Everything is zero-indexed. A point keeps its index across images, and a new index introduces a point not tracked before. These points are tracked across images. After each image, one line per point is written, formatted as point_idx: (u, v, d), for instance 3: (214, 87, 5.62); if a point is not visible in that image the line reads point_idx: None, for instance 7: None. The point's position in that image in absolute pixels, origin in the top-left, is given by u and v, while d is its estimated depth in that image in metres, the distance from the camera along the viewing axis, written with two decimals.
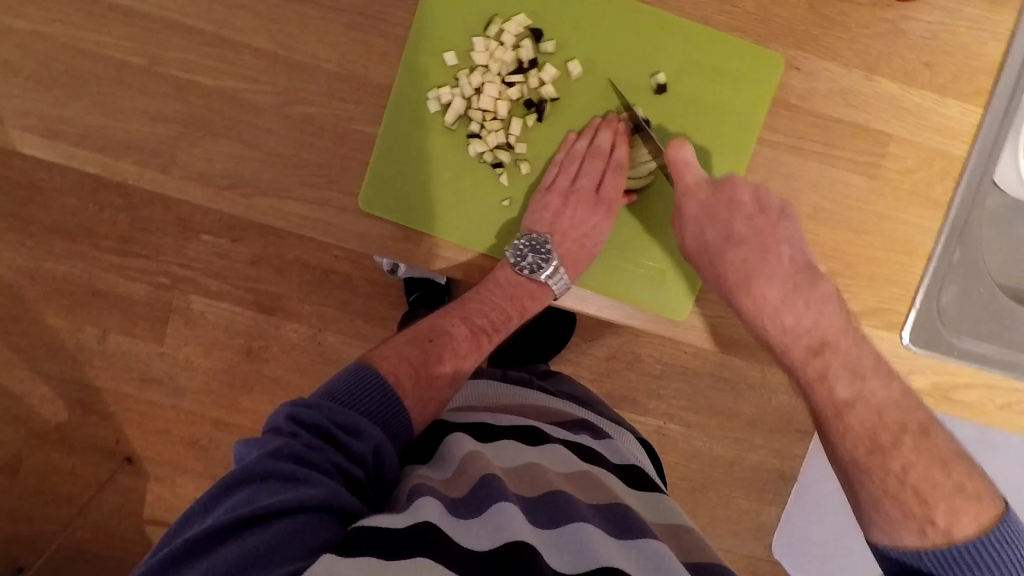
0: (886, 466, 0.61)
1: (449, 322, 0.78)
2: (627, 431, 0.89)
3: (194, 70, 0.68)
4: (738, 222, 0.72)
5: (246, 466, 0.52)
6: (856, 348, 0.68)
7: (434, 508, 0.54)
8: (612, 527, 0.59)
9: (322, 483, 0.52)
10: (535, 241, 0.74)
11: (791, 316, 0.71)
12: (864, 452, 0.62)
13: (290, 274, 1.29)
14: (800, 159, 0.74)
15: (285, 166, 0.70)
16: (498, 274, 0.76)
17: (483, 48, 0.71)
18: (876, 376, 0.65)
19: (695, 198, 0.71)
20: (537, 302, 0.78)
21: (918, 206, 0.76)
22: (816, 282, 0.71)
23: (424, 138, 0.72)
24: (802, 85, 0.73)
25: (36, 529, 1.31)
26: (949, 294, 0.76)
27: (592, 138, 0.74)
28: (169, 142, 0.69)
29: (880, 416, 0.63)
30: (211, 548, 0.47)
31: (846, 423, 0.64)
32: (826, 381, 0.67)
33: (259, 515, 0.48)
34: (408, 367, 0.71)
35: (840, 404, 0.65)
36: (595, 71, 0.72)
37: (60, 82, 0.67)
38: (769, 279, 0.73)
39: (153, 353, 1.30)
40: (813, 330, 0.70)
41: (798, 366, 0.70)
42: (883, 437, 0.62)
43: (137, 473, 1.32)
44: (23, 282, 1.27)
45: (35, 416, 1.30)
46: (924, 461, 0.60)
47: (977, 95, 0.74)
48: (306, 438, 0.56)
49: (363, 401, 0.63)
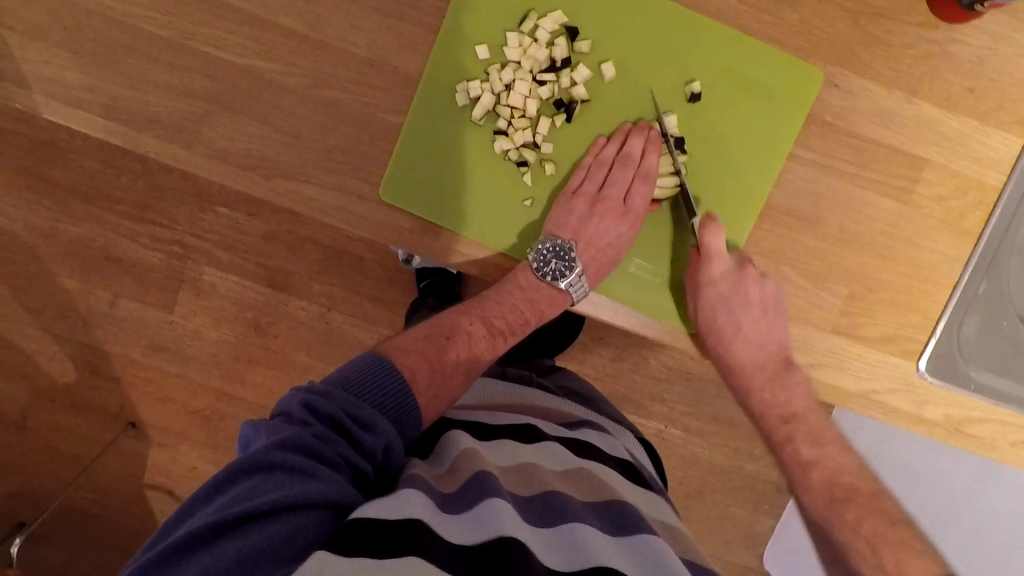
0: (846, 517, 0.72)
1: (467, 323, 0.76)
2: (628, 431, 0.89)
3: (222, 46, 0.67)
4: (743, 318, 0.73)
5: (256, 455, 0.51)
6: (820, 421, 0.77)
7: (425, 503, 0.53)
8: (607, 524, 0.59)
9: (329, 480, 0.52)
10: (560, 246, 0.72)
11: (768, 394, 0.77)
12: (822, 503, 0.74)
13: (304, 253, 1.28)
14: (829, 178, 0.73)
15: (307, 149, 0.69)
16: (519, 276, 0.74)
17: (516, 44, 0.69)
18: (835, 444, 0.77)
19: (715, 287, 0.72)
20: (555, 308, 0.76)
21: (947, 234, 0.74)
22: (792, 370, 0.75)
23: (450, 131, 0.71)
24: (838, 102, 0.72)
25: (37, 486, 1.33)
26: (971, 325, 0.75)
27: (622, 144, 0.72)
28: (192, 116, 0.68)
29: (837, 475, 0.75)
30: (213, 541, 0.47)
31: (808, 479, 0.75)
32: (792, 443, 0.77)
33: (266, 509, 0.48)
34: (425, 363, 0.70)
35: (805, 464, 0.76)
36: (629, 75, 0.71)
37: (88, 49, 0.67)
38: (756, 367, 0.77)
39: (162, 321, 1.30)
40: (786, 406, 0.77)
41: (767, 428, 0.79)
42: (839, 491, 0.74)
43: (140, 439, 1.33)
44: (39, 242, 1.27)
45: (43, 375, 1.31)
46: (872, 515, 0.71)
47: (1018, 125, 0.72)
48: (317, 429, 0.55)
49: (378, 393, 0.63)
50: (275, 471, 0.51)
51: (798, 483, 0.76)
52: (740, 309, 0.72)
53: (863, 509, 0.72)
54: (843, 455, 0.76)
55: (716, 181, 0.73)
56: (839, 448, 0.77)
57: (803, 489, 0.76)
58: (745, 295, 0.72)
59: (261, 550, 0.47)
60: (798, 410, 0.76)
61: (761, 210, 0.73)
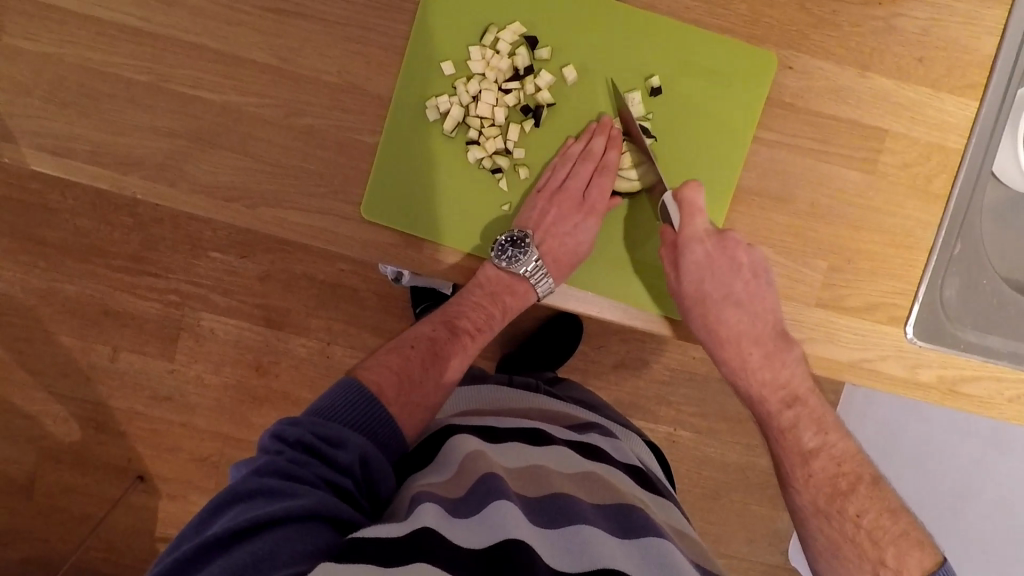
0: (846, 509, 0.71)
1: (429, 328, 0.78)
2: (635, 434, 0.89)
3: (199, 86, 0.70)
4: (735, 284, 0.73)
5: (233, 488, 0.53)
6: (820, 406, 0.76)
7: (435, 512, 0.54)
8: (617, 526, 0.58)
9: (306, 494, 0.52)
10: (516, 237, 0.74)
11: (766, 372, 0.76)
12: (826, 497, 0.72)
13: (297, 288, 1.30)
14: (796, 157, 0.75)
15: (288, 177, 0.72)
16: (479, 274, 0.76)
17: (479, 57, 0.73)
18: (837, 431, 0.75)
19: (702, 243, 0.72)
20: (519, 298, 0.78)
21: (918, 200, 0.76)
22: (790, 346, 0.74)
23: (423, 146, 0.73)
24: (796, 84, 0.74)
25: (51, 548, 1.32)
26: (952, 286, 0.76)
27: (586, 144, 0.75)
28: (175, 156, 0.71)
29: (839, 464, 0.73)
30: (200, 565, 0.48)
31: (810, 469, 0.73)
32: (795, 431, 0.75)
33: (245, 528, 0.49)
34: (391, 375, 0.71)
35: (807, 453, 0.74)
36: (590, 75, 0.73)
37: (72, 101, 0.69)
38: (752, 339, 0.76)
39: (163, 369, 1.31)
40: (786, 385, 0.75)
41: (771, 415, 0.77)
42: (842, 483, 0.72)
43: (149, 491, 1.33)
44: (37, 303, 1.29)
45: (49, 435, 1.32)
46: (877, 508, 0.70)
47: (973, 88, 0.75)
48: (289, 454, 0.57)
49: (345, 410, 0.64)
50: (252, 497, 0.52)
51: (798, 474, 0.74)
52: (728, 273, 0.73)
53: (865, 500, 0.71)
54: (847, 441, 0.74)
55: (685, 168, 0.75)
56: (842, 435, 0.75)
57: (803, 479, 0.73)
58: (733, 259, 0.73)
59: (244, 565, 0.47)
60: (798, 391, 0.75)
61: (733, 195, 0.75)
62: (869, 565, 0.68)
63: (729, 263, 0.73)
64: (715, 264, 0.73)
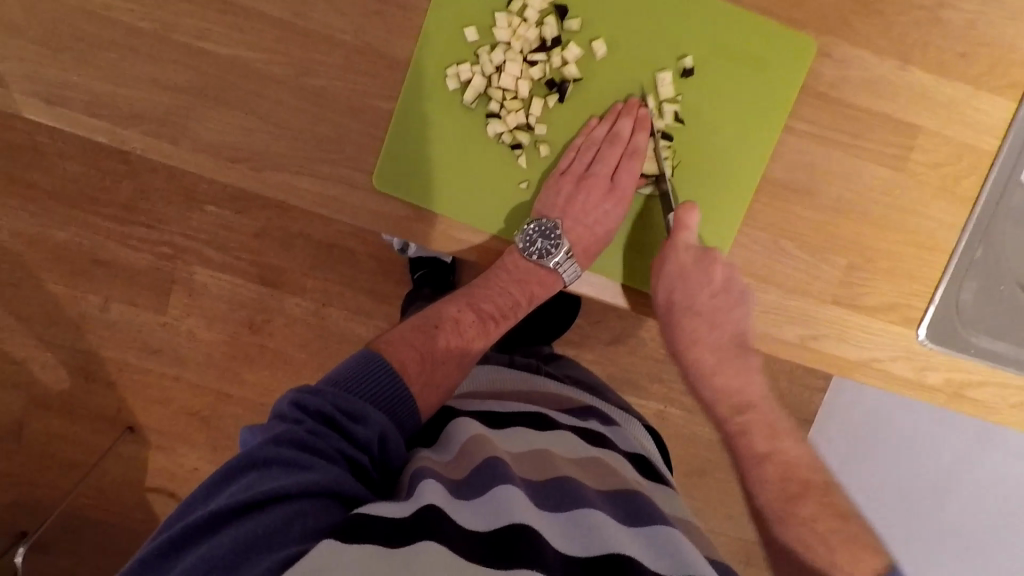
0: (801, 511, 0.69)
1: (455, 309, 0.76)
2: (635, 417, 0.88)
3: (205, 37, 0.66)
4: (699, 293, 0.73)
5: (249, 453, 0.52)
6: (771, 414, 0.77)
7: (439, 492, 0.53)
8: (622, 513, 0.58)
9: (324, 469, 0.51)
10: (546, 228, 0.72)
11: (722, 378, 0.78)
12: (778, 500, 0.70)
13: (295, 248, 1.27)
14: (825, 149, 0.73)
15: (298, 140, 0.68)
16: (506, 259, 0.74)
17: (505, 24, 0.68)
18: (790, 439, 0.75)
19: (677, 256, 0.71)
20: (547, 289, 0.76)
21: (944, 201, 0.74)
22: (747, 356, 0.77)
23: (443, 117, 0.70)
24: (832, 73, 0.71)
25: (38, 494, 1.32)
26: (970, 289, 0.75)
27: (612, 126, 0.72)
28: (179, 111, 0.67)
29: (791, 470, 0.72)
30: (209, 533, 0.47)
31: (762, 471, 0.73)
32: (745, 435, 0.76)
33: (260, 499, 0.48)
34: (415, 354, 0.69)
35: (760, 456, 0.74)
36: (621, 52, 0.70)
37: (67, 45, 0.65)
38: (709, 345, 0.79)
39: (155, 323, 1.29)
40: (738, 394, 0.78)
41: (721, 422, 0.78)
42: (793, 487, 0.71)
43: (139, 442, 1.32)
44: (25, 249, 1.25)
45: (37, 383, 1.30)
46: (827, 513, 0.68)
47: (1011, 89, 0.72)
48: (309, 424, 0.55)
49: (365, 384, 0.62)
50: (268, 465, 0.51)
51: (752, 475, 0.73)
52: (696, 282, 0.72)
53: (817, 504, 0.69)
54: None
55: (712, 157, 0.72)
56: (794, 443, 0.75)
57: (758, 483, 0.72)
58: (705, 271, 0.72)
59: (255, 538, 0.46)
60: (750, 399, 0.77)
61: (756, 186, 0.73)
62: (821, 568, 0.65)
63: (701, 272, 0.72)
64: (686, 272, 0.72)
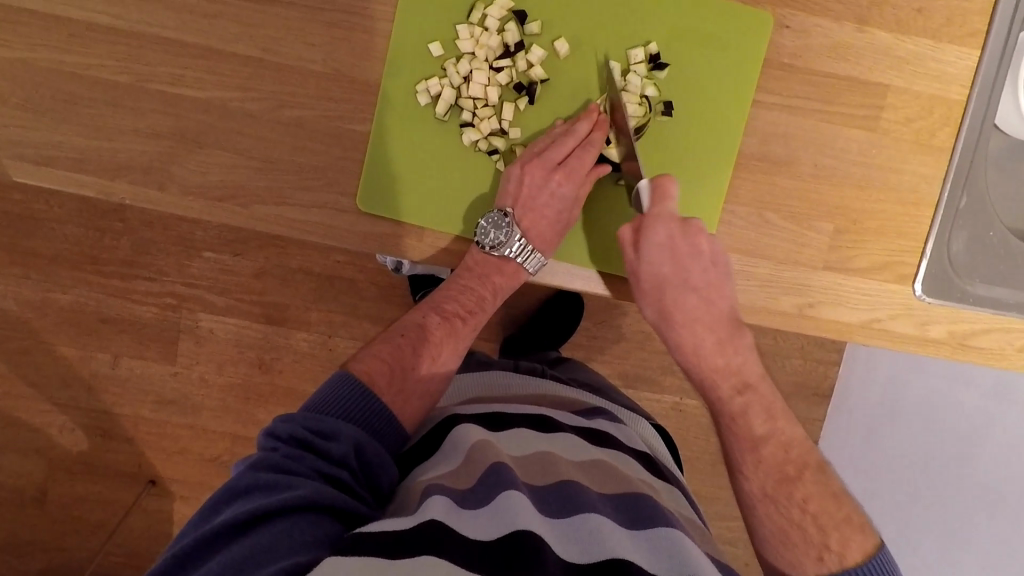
0: (795, 494, 0.65)
1: (418, 316, 0.76)
2: (642, 416, 0.88)
3: (180, 83, 0.68)
4: (692, 270, 0.71)
5: (231, 484, 0.53)
6: (770, 393, 0.71)
7: (444, 505, 0.53)
8: (623, 515, 0.57)
9: (303, 484, 0.52)
10: (497, 219, 0.71)
11: (718, 357, 0.72)
12: (774, 483, 0.66)
13: (293, 283, 1.28)
14: (796, 118, 0.74)
15: (281, 172, 0.70)
16: (468, 256, 0.74)
17: (467, 35, 0.70)
18: (786, 419, 0.70)
19: (668, 228, 0.70)
20: (508, 278, 0.76)
21: (922, 154, 0.75)
22: (741, 333, 0.72)
23: (417, 132, 0.71)
24: (794, 43, 0.72)
25: (68, 557, 1.32)
26: (960, 239, 0.75)
27: (570, 125, 0.72)
28: (163, 158, 0.69)
29: (787, 451, 0.68)
30: (198, 563, 0.47)
31: (759, 454, 0.68)
32: (745, 416, 0.70)
33: (243, 522, 0.49)
34: (383, 365, 0.70)
35: (756, 440, 0.68)
36: (583, 47, 0.71)
37: (50, 108, 0.67)
38: (703, 325, 0.73)
39: (165, 373, 1.30)
40: (736, 372, 0.72)
41: (719, 402, 0.72)
42: (790, 470, 0.67)
43: (161, 494, 1.32)
44: (32, 315, 1.27)
45: (56, 446, 1.31)
46: (823, 494, 0.65)
47: (973, 37, 0.73)
48: (285, 449, 0.56)
49: (339, 404, 0.63)
50: (249, 491, 0.51)
51: (747, 459, 0.68)
52: (686, 257, 0.71)
53: (812, 485, 0.66)
54: None
55: (688, 139, 0.74)
56: (791, 423, 0.70)
57: (753, 465, 0.68)
58: (693, 245, 0.71)
59: (243, 559, 0.46)
60: (750, 378, 0.71)
61: (735, 164, 0.74)
62: (815, 549, 0.63)
63: (688, 249, 0.71)
64: (675, 247, 0.71)
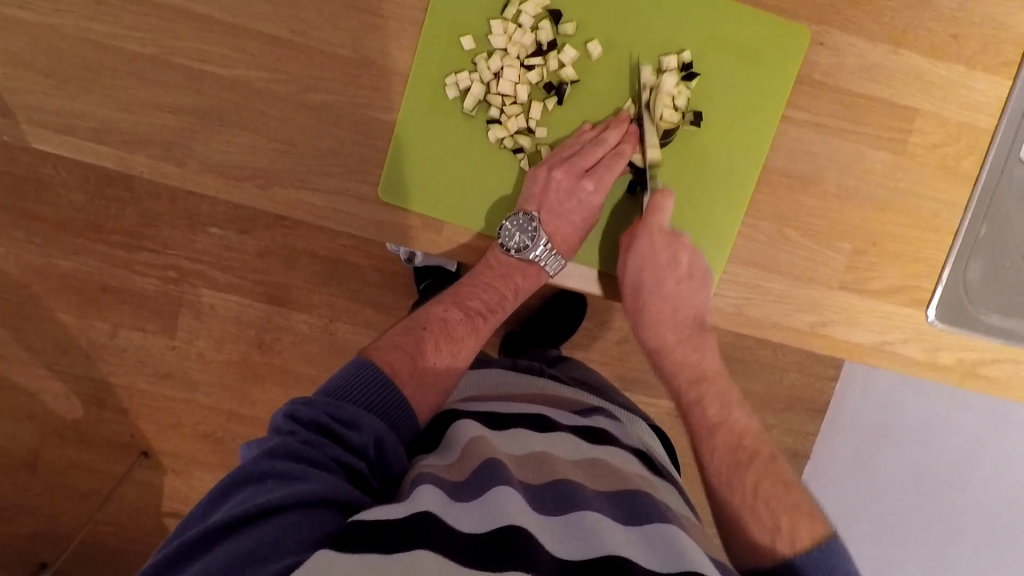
0: (747, 480, 0.66)
1: (441, 308, 0.76)
2: (639, 417, 0.87)
3: (206, 60, 0.67)
4: (668, 278, 0.72)
5: (245, 468, 0.52)
6: (726, 386, 0.76)
7: (436, 497, 0.52)
8: (622, 513, 0.56)
9: (318, 478, 0.51)
10: (525, 222, 0.71)
11: (680, 352, 0.77)
12: (728, 466, 0.68)
13: (299, 264, 1.27)
14: (823, 136, 0.73)
15: (301, 156, 0.69)
16: (489, 256, 0.74)
17: (501, 31, 0.69)
18: (740, 409, 0.73)
19: (650, 235, 0.71)
20: (530, 281, 0.76)
21: (945, 181, 0.75)
22: (704, 335, 0.77)
23: (445, 125, 0.71)
24: (826, 61, 0.72)
25: (57, 524, 1.32)
26: (976, 268, 0.75)
27: (598, 133, 0.71)
28: (183, 135, 0.68)
29: (740, 439, 0.70)
30: (205, 549, 0.47)
31: (713, 442, 0.70)
32: (700, 405, 0.74)
33: (254, 512, 0.48)
34: (404, 356, 0.69)
35: (711, 426, 0.71)
36: (615, 50, 0.71)
37: (71, 76, 0.66)
38: (670, 324, 0.77)
39: (165, 346, 1.30)
40: (695, 366, 0.77)
41: (679, 391, 0.76)
42: (742, 455, 0.68)
43: (154, 467, 1.32)
44: (32, 281, 1.26)
45: (50, 413, 1.31)
46: (771, 479, 0.66)
47: (1005, 67, 0.73)
48: (302, 435, 0.56)
49: (359, 392, 0.62)
50: (264, 479, 0.51)
51: (704, 444, 0.71)
52: (664, 267, 0.71)
53: (765, 470, 0.67)
54: None
55: (715, 149, 0.73)
56: (745, 413, 0.73)
57: (709, 451, 0.70)
58: (673, 256, 0.71)
59: (252, 551, 0.46)
60: (707, 371, 0.76)
61: (759, 176, 0.73)
62: (767, 532, 0.62)
63: (670, 251, 0.71)
64: (656, 257, 0.71)
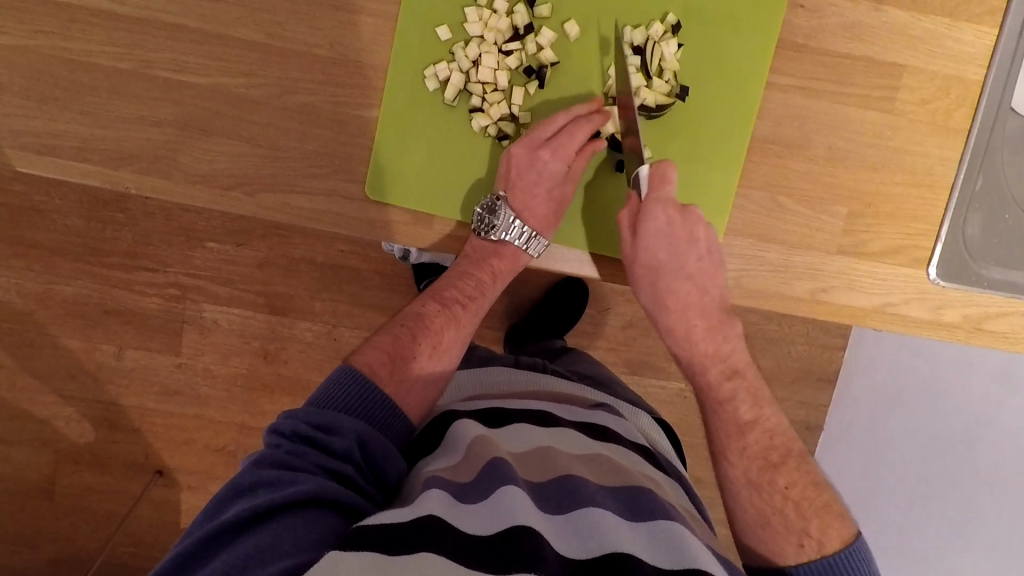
0: (777, 481, 0.67)
1: (418, 304, 0.75)
2: (644, 410, 0.86)
3: (184, 70, 0.67)
4: (688, 258, 0.71)
5: (235, 482, 0.52)
6: (757, 380, 0.74)
7: (442, 500, 0.52)
8: (624, 508, 0.55)
9: (307, 479, 0.51)
10: (491, 203, 0.71)
11: (709, 345, 0.75)
12: (758, 468, 0.68)
13: (298, 272, 1.27)
14: (810, 101, 0.72)
15: (286, 161, 0.69)
16: (467, 245, 0.74)
17: (475, 18, 0.69)
18: (771, 406, 0.72)
19: (663, 210, 0.69)
20: (508, 262, 0.75)
21: (938, 136, 0.74)
22: (731, 324, 0.74)
23: (425, 118, 0.70)
24: (807, 24, 0.71)
25: (78, 548, 1.33)
26: (975, 224, 0.74)
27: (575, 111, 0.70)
28: (168, 147, 0.68)
29: (771, 438, 0.70)
30: (201, 561, 0.47)
31: (744, 440, 0.70)
32: (733, 402, 0.72)
33: (246, 519, 0.48)
34: (384, 356, 0.69)
35: (743, 425, 0.70)
36: (593, 28, 0.70)
37: (52, 96, 0.66)
38: (694, 314, 0.75)
39: (171, 364, 1.30)
40: (725, 359, 0.74)
41: (708, 387, 0.74)
42: (773, 455, 0.68)
43: (169, 484, 1.32)
44: (35, 308, 1.26)
45: (63, 438, 1.31)
46: (803, 481, 0.67)
47: (991, 15, 0.72)
48: (287, 445, 0.55)
49: (340, 398, 0.62)
50: (254, 489, 0.51)
51: (732, 445, 0.70)
52: (684, 247, 0.70)
53: (794, 473, 0.67)
54: None
55: (704, 120, 0.72)
56: (775, 410, 0.72)
57: (737, 453, 0.69)
58: (690, 233, 0.70)
59: (247, 558, 0.46)
60: (737, 365, 0.74)
61: (748, 145, 0.72)
62: (794, 535, 0.63)
63: (687, 230, 0.70)
64: (675, 233, 0.70)
